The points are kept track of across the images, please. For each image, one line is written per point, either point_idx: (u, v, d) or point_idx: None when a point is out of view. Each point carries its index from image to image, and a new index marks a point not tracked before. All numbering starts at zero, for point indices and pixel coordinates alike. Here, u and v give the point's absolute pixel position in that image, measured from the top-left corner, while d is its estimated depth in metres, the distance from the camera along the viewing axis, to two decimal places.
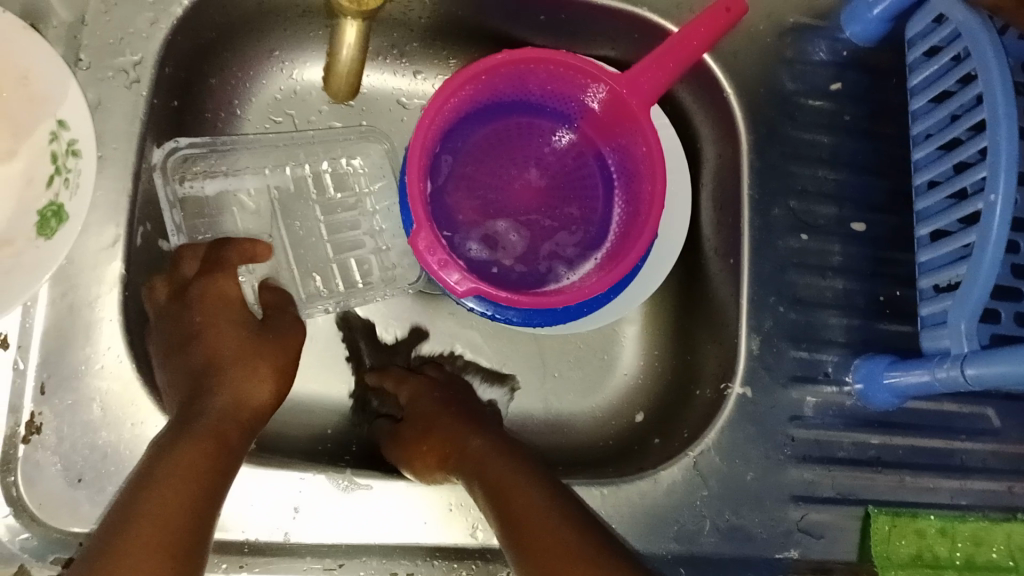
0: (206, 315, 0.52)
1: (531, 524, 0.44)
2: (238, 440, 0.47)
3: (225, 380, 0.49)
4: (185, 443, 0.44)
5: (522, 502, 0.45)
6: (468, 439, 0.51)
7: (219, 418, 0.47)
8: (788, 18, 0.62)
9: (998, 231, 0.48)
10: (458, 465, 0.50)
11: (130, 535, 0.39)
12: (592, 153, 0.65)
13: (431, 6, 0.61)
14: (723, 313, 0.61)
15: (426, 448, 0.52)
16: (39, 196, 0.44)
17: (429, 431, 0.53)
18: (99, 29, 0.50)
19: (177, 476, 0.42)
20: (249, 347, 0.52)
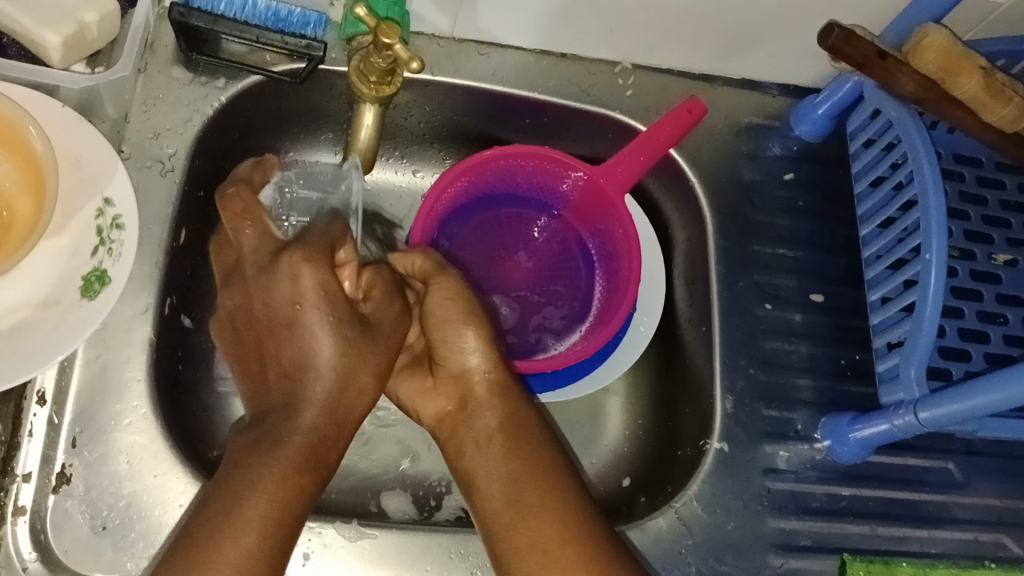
0: (304, 297, 0.48)
1: (535, 477, 0.50)
2: (333, 460, 0.49)
3: (316, 394, 0.48)
4: (278, 462, 0.46)
5: (532, 453, 0.51)
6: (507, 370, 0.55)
7: (342, 428, 0.49)
8: (743, 118, 0.71)
9: (935, 289, 0.53)
10: (479, 380, 0.55)
11: (225, 546, 0.43)
12: (574, 238, 0.72)
13: (429, 111, 0.70)
14: (699, 378, 0.66)
15: (464, 360, 0.55)
16: (83, 264, 0.50)
17: (470, 336, 0.54)
18: (139, 125, 0.59)
19: (279, 466, 0.46)
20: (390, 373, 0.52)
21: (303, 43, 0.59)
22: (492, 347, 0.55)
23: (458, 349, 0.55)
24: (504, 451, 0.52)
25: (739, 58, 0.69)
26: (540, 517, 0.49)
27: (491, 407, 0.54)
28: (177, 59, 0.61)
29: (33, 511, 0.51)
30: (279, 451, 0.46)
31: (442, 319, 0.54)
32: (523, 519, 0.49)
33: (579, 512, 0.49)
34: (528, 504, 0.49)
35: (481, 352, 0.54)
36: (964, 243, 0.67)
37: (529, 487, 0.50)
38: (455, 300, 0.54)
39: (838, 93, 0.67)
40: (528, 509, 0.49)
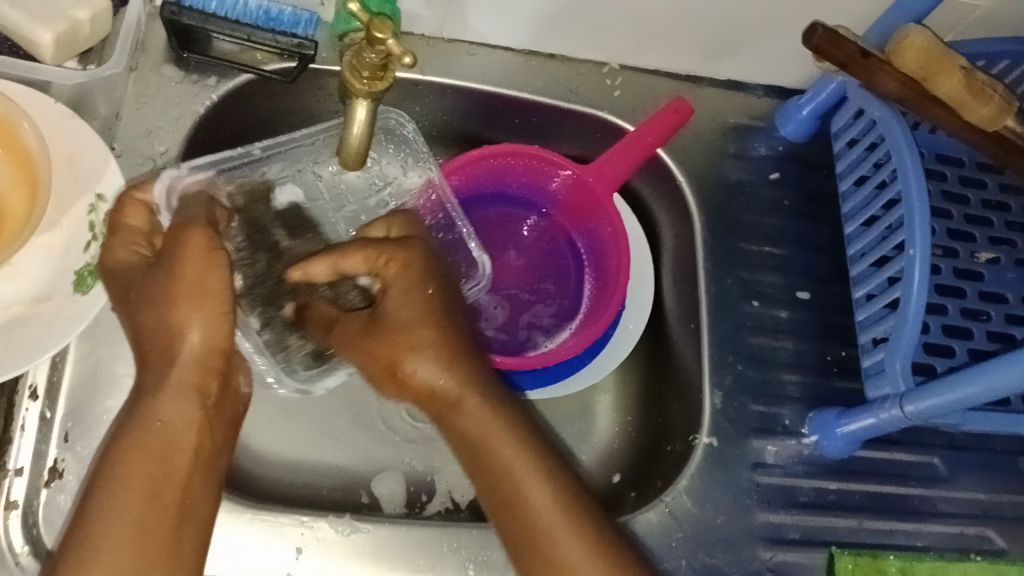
0: (128, 277, 0.49)
1: (526, 512, 0.50)
2: (189, 407, 0.48)
3: (172, 346, 0.48)
4: (134, 432, 0.47)
5: (519, 473, 0.51)
6: (476, 372, 0.53)
7: (189, 376, 0.48)
8: (730, 119, 0.72)
9: (919, 284, 0.54)
10: (449, 394, 0.52)
11: (97, 531, 0.44)
12: (563, 237, 0.73)
13: (419, 111, 0.70)
14: (687, 375, 0.67)
15: (429, 379, 0.52)
16: (76, 260, 0.51)
17: (417, 358, 0.52)
18: (131, 122, 0.60)
19: (141, 447, 0.46)
20: (215, 300, 0.48)
21: (294, 42, 0.59)
22: (448, 363, 0.52)
23: (410, 373, 0.52)
24: (492, 476, 0.52)
25: (725, 60, 0.70)
26: (549, 540, 0.50)
27: (464, 429, 0.53)
28: (169, 58, 0.61)
29: (24, 506, 0.51)
30: (143, 432, 0.47)
31: (372, 344, 0.54)
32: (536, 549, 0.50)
33: (576, 530, 0.50)
34: (537, 534, 0.50)
35: (437, 368, 0.52)
36: (947, 241, 0.68)
37: (534, 515, 0.50)
38: (411, 313, 0.53)
39: (822, 94, 0.68)
40: (538, 536, 0.50)
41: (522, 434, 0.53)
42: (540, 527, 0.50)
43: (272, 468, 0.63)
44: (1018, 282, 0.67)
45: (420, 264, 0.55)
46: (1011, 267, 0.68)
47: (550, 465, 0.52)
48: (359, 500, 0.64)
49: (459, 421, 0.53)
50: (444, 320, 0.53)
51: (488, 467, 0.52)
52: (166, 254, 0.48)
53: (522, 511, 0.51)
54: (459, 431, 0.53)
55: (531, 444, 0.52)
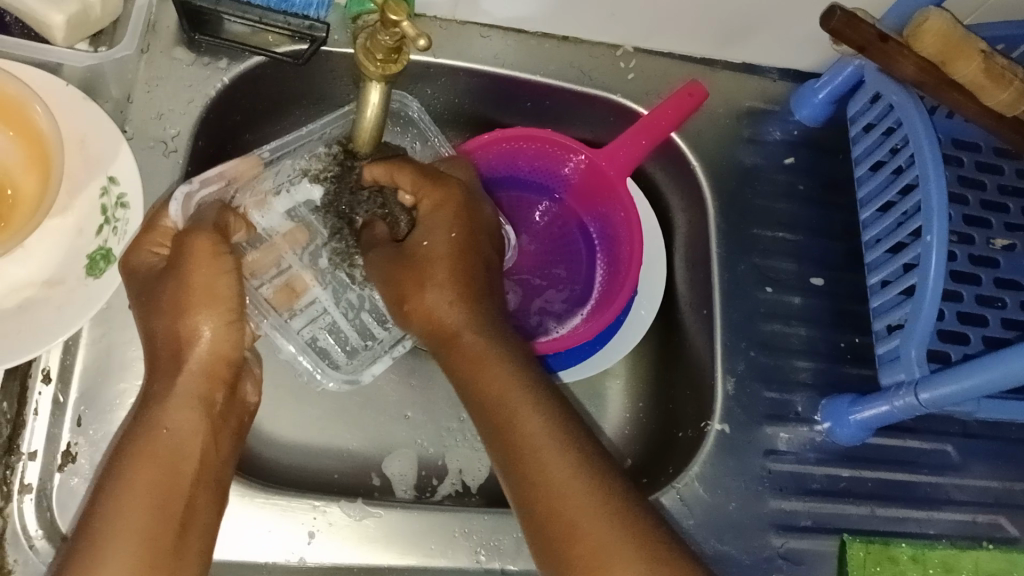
0: (144, 281, 0.49)
1: (524, 446, 0.49)
2: (196, 414, 0.49)
3: (184, 350, 0.49)
4: (140, 440, 0.47)
5: (511, 400, 0.51)
6: (484, 309, 0.54)
7: (196, 382, 0.49)
8: (744, 103, 0.71)
9: (936, 271, 0.54)
10: (454, 323, 0.54)
11: (104, 539, 0.43)
12: (575, 222, 0.72)
13: (431, 94, 0.70)
14: (699, 361, 0.66)
15: (444, 312, 0.54)
16: (88, 243, 0.51)
17: (431, 290, 0.54)
18: (142, 105, 0.59)
19: (146, 454, 0.46)
20: (225, 304, 0.49)
21: (306, 23, 0.60)
22: (462, 298, 0.54)
23: (426, 304, 0.54)
24: (486, 410, 0.52)
25: (740, 43, 0.69)
26: (536, 463, 0.49)
27: (471, 359, 0.53)
28: (180, 40, 0.61)
29: (38, 489, 0.51)
30: (149, 442, 0.47)
31: (398, 275, 0.55)
32: (521, 470, 0.49)
33: (564, 457, 0.49)
34: (525, 458, 0.49)
35: (447, 299, 0.54)
36: (963, 227, 0.67)
37: (523, 440, 0.50)
38: (446, 239, 0.55)
39: (838, 78, 0.67)
40: (526, 460, 0.49)
41: (523, 370, 0.53)
42: (541, 464, 0.49)
43: (284, 451, 0.63)
44: None
45: (458, 198, 0.56)
46: None
47: (544, 398, 0.51)
48: (369, 481, 0.64)
49: (465, 352, 0.53)
50: (465, 256, 0.55)
51: (487, 402, 0.52)
52: (173, 263, 0.49)
53: (522, 444, 0.50)
54: (463, 361, 0.53)
55: (529, 380, 0.52)
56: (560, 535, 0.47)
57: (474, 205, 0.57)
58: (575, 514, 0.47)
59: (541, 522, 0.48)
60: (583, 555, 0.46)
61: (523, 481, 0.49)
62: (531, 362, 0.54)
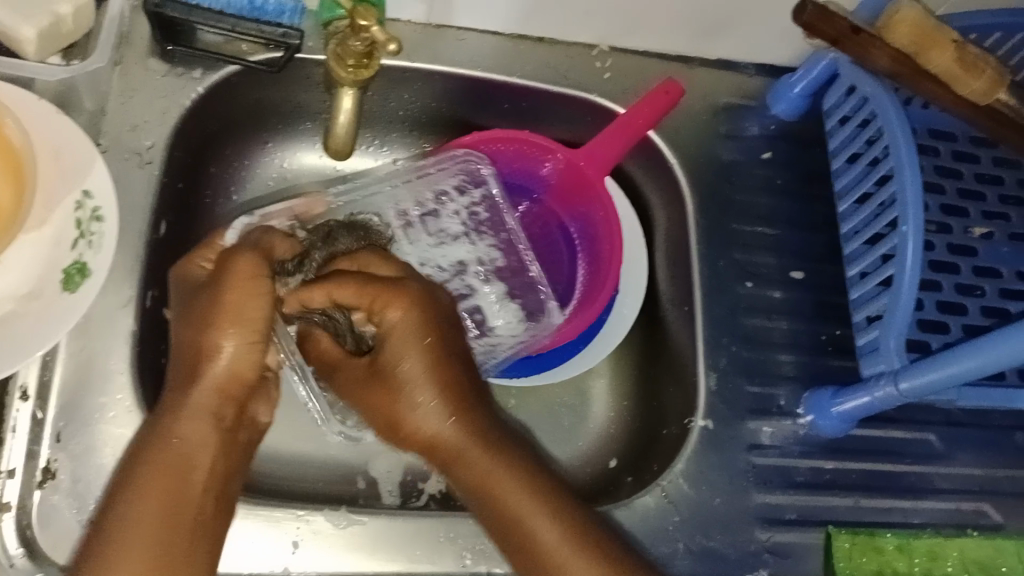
0: (191, 294, 0.51)
1: (549, 547, 0.52)
2: (209, 430, 0.49)
3: (215, 359, 0.49)
4: (153, 448, 0.48)
5: (530, 512, 0.53)
6: (470, 420, 0.54)
7: (212, 399, 0.49)
8: (720, 99, 0.72)
9: (912, 261, 0.54)
10: (447, 441, 0.54)
11: (119, 549, 0.45)
12: (555, 223, 0.72)
13: (407, 99, 0.70)
14: (682, 357, 0.67)
15: (429, 421, 0.53)
16: (63, 257, 0.51)
17: (412, 411, 0.53)
18: (116, 118, 0.59)
19: (161, 467, 0.48)
20: (254, 332, 0.49)
21: (280, 31, 0.59)
22: (442, 406, 0.53)
23: (410, 412, 0.53)
24: (502, 528, 0.53)
25: (715, 39, 0.69)
26: (558, 565, 0.52)
27: (468, 468, 0.54)
28: (154, 50, 0.61)
29: (17, 507, 0.51)
30: (162, 452, 0.48)
31: (369, 393, 0.55)
32: (543, 570, 0.52)
33: (579, 558, 0.52)
34: (547, 565, 0.52)
35: (438, 416, 0.53)
36: (940, 216, 0.68)
37: (542, 550, 0.52)
38: (406, 335, 0.53)
39: (813, 71, 0.68)
40: (545, 565, 0.52)
41: (532, 472, 0.54)
42: (574, 566, 0.51)
43: (270, 460, 0.64)
44: (1012, 256, 0.67)
45: (413, 301, 0.53)
46: (1005, 243, 0.67)
47: (558, 503, 0.53)
48: (355, 484, 0.65)
49: (460, 471, 0.54)
50: (439, 364, 0.53)
51: (498, 512, 0.53)
52: (217, 277, 0.50)
53: (545, 557, 0.52)
54: (463, 472, 0.54)
55: (534, 486, 0.53)
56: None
57: (432, 296, 0.55)
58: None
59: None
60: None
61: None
62: (536, 460, 0.56)
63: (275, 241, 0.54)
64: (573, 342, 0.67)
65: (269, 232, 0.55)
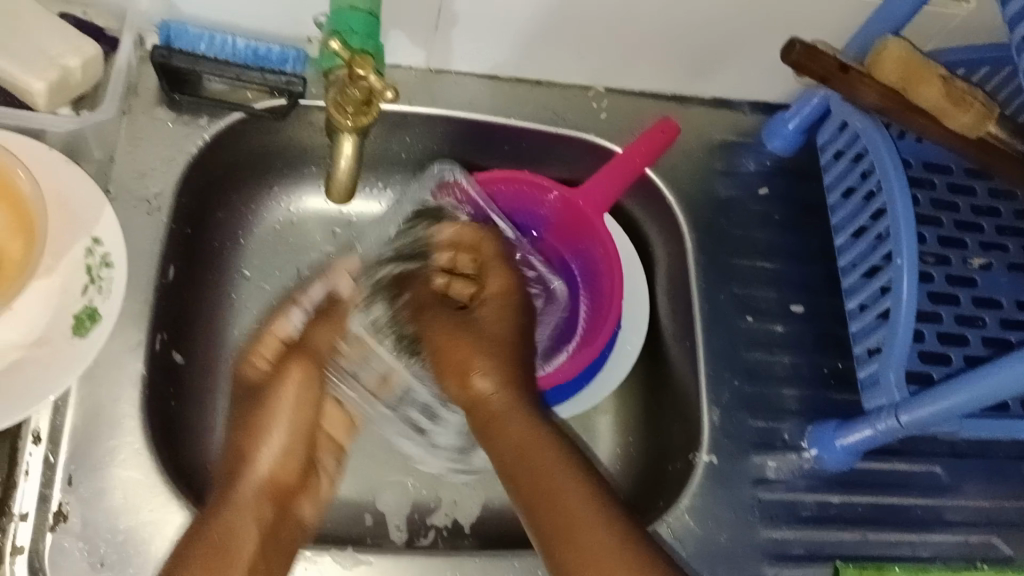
0: (242, 412, 0.58)
1: (575, 480, 0.51)
2: (244, 523, 0.52)
3: (259, 453, 0.56)
4: (194, 532, 0.51)
5: (483, 342, 0.57)
6: (516, 300, 0.61)
7: (253, 500, 0.54)
8: (717, 137, 0.73)
9: (908, 293, 0.54)
10: (489, 301, 0.60)
11: None
12: (557, 261, 0.73)
13: (408, 142, 0.71)
14: (685, 392, 0.67)
15: (475, 386, 0.55)
16: (73, 303, 0.52)
17: (480, 360, 0.56)
18: (125, 166, 0.61)
19: (210, 545, 0.50)
20: (293, 438, 0.57)
21: (283, 79, 0.61)
22: (505, 373, 0.56)
23: (467, 371, 0.56)
24: (528, 477, 0.52)
25: (709, 78, 0.71)
26: (525, 444, 0.53)
27: (507, 418, 0.55)
28: (161, 99, 0.62)
29: (29, 550, 0.51)
30: (205, 537, 0.50)
31: (444, 364, 0.57)
32: (491, 431, 0.55)
33: (559, 448, 0.53)
34: (492, 420, 0.55)
35: (495, 379, 0.55)
36: (938, 248, 0.68)
37: (494, 401, 0.55)
38: (499, 311, 0.59)
39: (806, 109, 0.69)
40: (506, 434, 0.54)
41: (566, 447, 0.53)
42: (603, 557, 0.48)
43: None
44: (1011, 287, 0.67)
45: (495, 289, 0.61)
46: (1004, 273, 0.68)
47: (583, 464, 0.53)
48: (360, 521, 0.64)
49: (497, 438, 0.54)
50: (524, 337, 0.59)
51: (529, 472, 0.52)
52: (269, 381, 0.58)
53: (568, 514, 0.50)
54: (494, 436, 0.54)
55: (515, 375, 0.56)
56: (553, 511, 0.50)
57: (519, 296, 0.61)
58: (564, 495, 0.50)
59: (540, 515, 0.51)
60: (573, 531, 0.49)
61: (515, 453, 0.53)
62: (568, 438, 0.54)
63: (332, 336, 0.59)
64: (577, 379, 0.67)
65: (320, 320, 0.60)
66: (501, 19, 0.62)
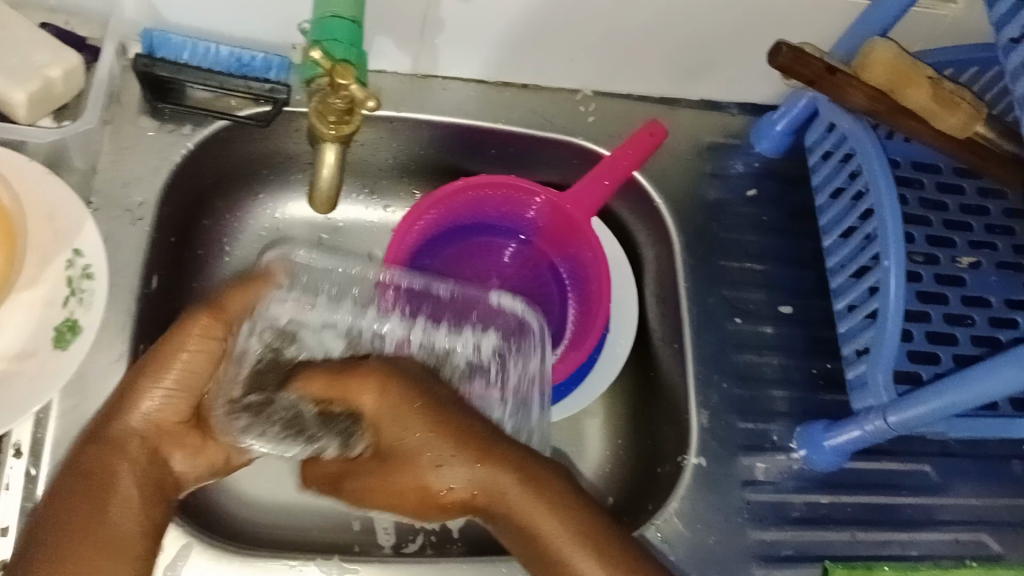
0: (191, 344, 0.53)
1: (587, 527, 0.49)
2: (127, 478, 0.49)
3: (143, 397, 0.51)
4: (63, 480, 0.48)
5: (439, 446, 0.50)
6: (397, 387, 0.53)
7: (136, 441, 0.50)
8: (704, 139, 0.73)
9: (895, 295, 0.54)
10: (380, 417, 0.52)
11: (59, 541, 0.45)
12: (545, 264, 0.73)
13: (395, 148, 0.71)
14: (675, 395, 0.67)
15: (443, 482, 0.50)
16: (56, 316, 0.52)
17: (434, 471, 0.50)
18: (108, 176, 0.61)
19: (86, 491, 0.47)
20: (182, 385, 0.52)
21: (267, 87, 0.61)
22: (465, 462, 0.50)
23: (439, 483, 0.50)
24: (542, 560, 0.49)
25: (695, 80, 0.71)
26: (525, 516, 0.49)
27: (500, 488, 0.49)
28: (144, 109, 0.62)
29: None
30: (93, 474, 0.48)
31: (385, 497, 0.52)
32: (495, 512, 0.50)
33: (556, 511, 0.49)
34: (493, 502, 0.50)
35: (461, 466, 0.50)
36: (927, 247, 0.68)
37: (479, 494, 0.50)
38: (383, 386, 0.53)
39: (793, 110, 0.69)
40: (506, 507, 0.49)
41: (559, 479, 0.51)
42: None
43: (265, 510, 0.64)
44: (1001, 286, 0.67)
45: (382, 372, 0.53)
46: (993, 272, 0.68)
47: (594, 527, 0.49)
48: (349, 525, 0.64)
49: (495, 517, 0.50)
50: (442, 411, 0.52)
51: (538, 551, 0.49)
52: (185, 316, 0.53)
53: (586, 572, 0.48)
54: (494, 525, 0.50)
55: (464, 436, 0.51)
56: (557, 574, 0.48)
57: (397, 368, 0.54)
58: (561, 544, 0.48)
59: None
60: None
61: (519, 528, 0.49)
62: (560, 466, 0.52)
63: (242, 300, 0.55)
64: (565, 384, 0.67)
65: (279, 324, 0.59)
66: (486, 24, 0.62)
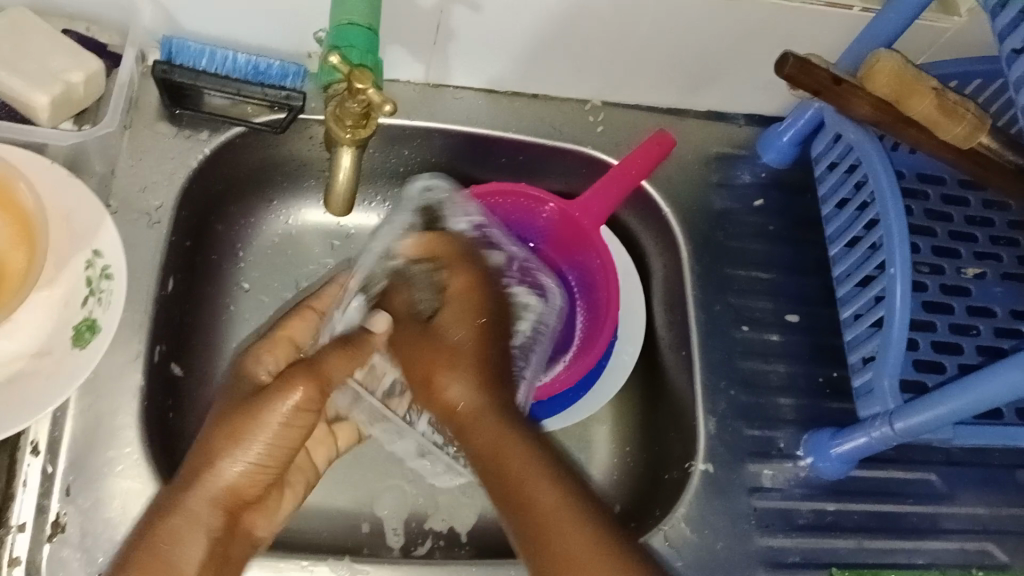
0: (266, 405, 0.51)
1: (563, 514, 0.47)
2: (195, 554, 0.49)
3: (222, 467, 0.50)
4: (138, 555, 0.48)
5: (461, 355, 0.51)
6: (483, 289, 0.55)
7: (208, 510, 0.50)
8: (711, 149, 0.74)
9: (901, 302, 0.55)
10: (453, 301, 0.54)
11: None
12: (554, 271, 0.74)
13: (407, 155, 0.72)
14: (681, 402, 0.67)
15: (451, 385, 0.51)
16: (74, 315, 0.52)
17: (448, 375, 0.51)
18: (126, 179, 0.62)
19: (154, 568, 0.47)
20: (270, 460, 0.52)
21: (283, 94, 0.63)
22: (479, 383, 0.51)
23: (442, 386, 0.51)
24: (513, 501, 0.49)
25: (703, 91, 0.72)
26: (519, 477, 0.49)
27: (485, 420, 0.50)
28: (161, 114, 0.64)
29: (27, 561, 0.51)
30: (158, 553, 0.48)
31: (413, 351, 0.53)
32: (467, 434, 0.51)
33: (544, 465, 0.49)
34: (472, 421, 0.51)
35: (467, 385, 0.51)
36: (932, 258, 0.69)
37: (467, 410, 0.51)
38: (467, 289, 0.54)
39: (800, 121, 0.70)
40: (499, 451, 0.50)
41: (559, 462, 0.50)
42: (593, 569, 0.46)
43: None
44: (1005, 296, 0.68)
45: (478, 284, 0.55)
46: (998, 282, 0.68)
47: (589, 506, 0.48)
48: (359, 527, 0.65)
49: (470, 438, 0.51)
50: (493, 342, 0.53)
51: (505, 487, 0.49)
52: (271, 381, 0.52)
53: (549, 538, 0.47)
54: (468, 443, 0.51)
55: (488, 376, 0.51)
56: (532, 527, 0.47)
57: (489, 293, 0.55)
58: (546, 513, 0.47)
59: (518, 529, 0.48)
60: (540, 523, 0.47)
61: (483, 453, 0.50)
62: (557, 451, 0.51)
63: (332, 358, 0.52)
64: (571, 390, 0.68)
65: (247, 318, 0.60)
66: (498, 33, 0.63)
